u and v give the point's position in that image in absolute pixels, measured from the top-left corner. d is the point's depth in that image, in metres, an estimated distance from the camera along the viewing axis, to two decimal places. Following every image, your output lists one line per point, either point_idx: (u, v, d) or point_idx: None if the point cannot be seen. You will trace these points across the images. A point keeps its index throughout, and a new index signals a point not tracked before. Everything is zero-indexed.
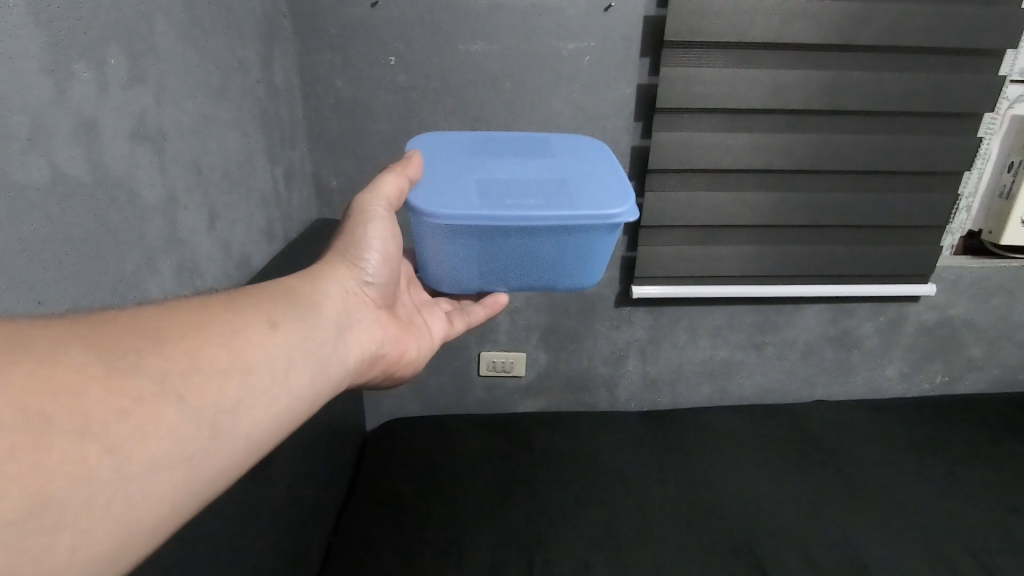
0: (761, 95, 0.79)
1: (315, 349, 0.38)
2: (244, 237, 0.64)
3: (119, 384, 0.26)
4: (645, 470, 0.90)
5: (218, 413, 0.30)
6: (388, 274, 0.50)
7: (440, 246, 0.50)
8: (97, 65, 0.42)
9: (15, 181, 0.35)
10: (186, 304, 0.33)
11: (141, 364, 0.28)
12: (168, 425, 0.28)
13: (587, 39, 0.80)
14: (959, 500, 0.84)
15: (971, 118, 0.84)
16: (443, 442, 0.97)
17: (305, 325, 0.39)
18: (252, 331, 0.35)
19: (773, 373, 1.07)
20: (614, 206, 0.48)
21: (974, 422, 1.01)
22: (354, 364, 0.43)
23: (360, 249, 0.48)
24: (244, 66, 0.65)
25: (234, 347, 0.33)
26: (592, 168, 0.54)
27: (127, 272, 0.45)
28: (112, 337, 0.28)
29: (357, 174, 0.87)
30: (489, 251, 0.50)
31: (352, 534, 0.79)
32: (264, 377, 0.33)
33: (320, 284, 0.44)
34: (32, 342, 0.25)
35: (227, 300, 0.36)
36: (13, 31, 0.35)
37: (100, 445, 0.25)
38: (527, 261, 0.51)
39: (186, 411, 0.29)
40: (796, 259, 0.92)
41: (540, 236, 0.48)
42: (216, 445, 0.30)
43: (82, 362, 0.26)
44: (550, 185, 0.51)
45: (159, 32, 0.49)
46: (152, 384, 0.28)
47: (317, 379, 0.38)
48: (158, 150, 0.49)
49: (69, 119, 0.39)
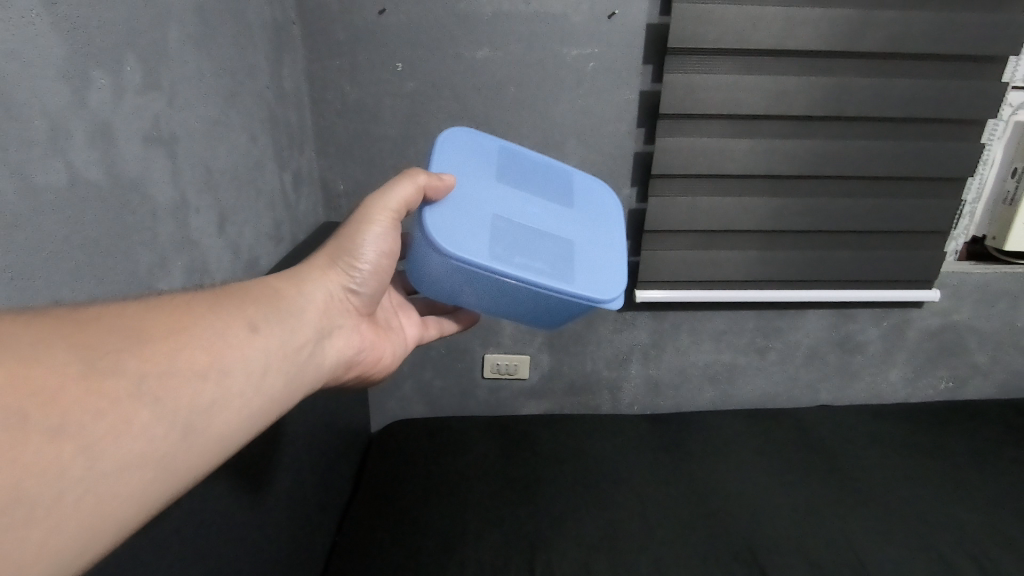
0: (764, 101, 0.80)
1: (290, 355, 0.39)
2: (252, 239, 0.65)
3: (98, 384, 0.27)
4: (648, 474, 0.90)
5: (192, 414, 0.31)
6: (375, 284, 0.51)
7: (434, 268, 0.47)
8: (114, 71, 0.43)
9: (35, 183, 0.36)
10: (173, 303, 0.34)
11: (121, 364, 0.28)
12: (143, 426, 0.28)
13: (592, 45, 0.80)
14: (962, 505, 0.84)
15: (974, 124, 0.84)
16: (446, 444, 0.98)
17: (283, 331, 0.40)
18: (232, 334, 0.35)
19: (776, 377, 1.07)
20: (607, 295, 0.48)
21: (978, 427, 1.01)
22: (326, 366, 0.46)
23: (353, 257, 0.49)
24: (254, 71, 0.65)
25: (214, 349, 0.33)
26: (599, 237, 0.52)
27: (140, 273, 0.46)
28: (95, 336, 0.28)
29: (364, 178, 0.88)
30: (484, 295, 0.48)
31: (355, 534, 0.79)
32: (238, 381, 0.34)
33: (302, 289, 0.45)
34: (15, 340, 0.25)
35: (212, 301, 0.36)
36: (34, 38, 0.35)
37: (75, 445, 0.25)
38: (507, 305, 0.50)
39: (160, 413, 0.29)
40: (799, 263, 0.92)
41: (530, 295, 0.47)
42: (187, 446, 0.30)
43: (63, 362, 0.26)
44: (558, 243, 0.49)
45: (172, 39, 0.50)
46: (130, 385, 0.28)
47: (290, 383, 0.39)
48: (171, 154, 0.49)
49: (86, 124, 0.40)
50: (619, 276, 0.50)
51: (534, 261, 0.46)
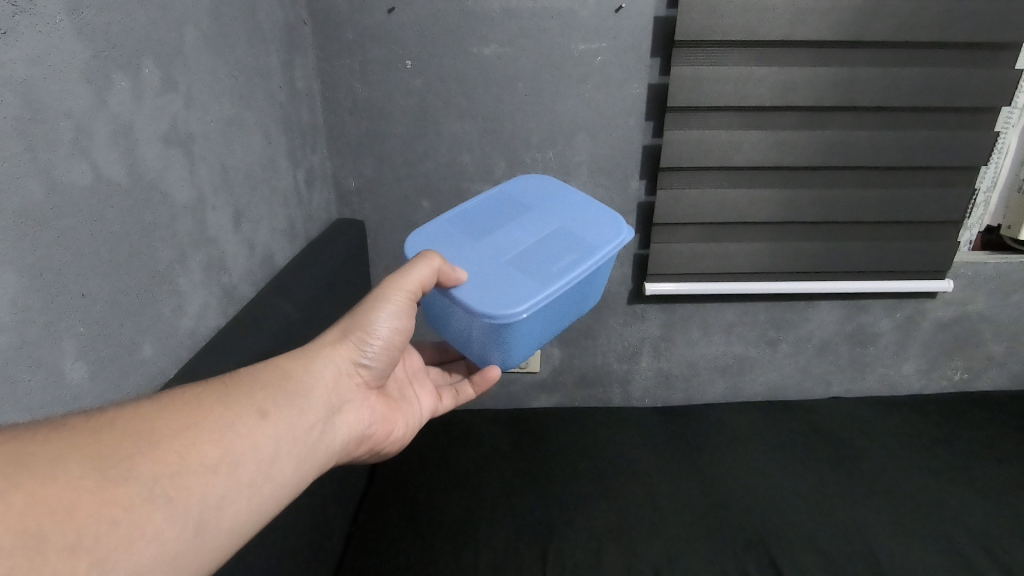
0: (773, 93, 0.80)
1: (300, 437, 0.41)
2: (267, 235, 0.66)
3: (114, 494, 0.29)
4: (660, 466, 0.91)
5: (203, 510, 0.33)
6: (388, 358, 0.51)
7: (518, 336, 0.53)
8: (134, 74, 0.44)
9: (61, 182, 0.37)
10: (182, 399, 0.36)
11: (134, 470, 0.31)
12: (156, 529, 0.30)
13: (599, 40, 0.81)
14: (977, 497, 0.83)
15: (988, 112, 0.83)
16: (459, 437, 0.99)
17: (292, 413, 0.41)
18: (240, 424, 0.37)
19: (787, 369, 1.07)
20: (622, 229, 0.57)
21: (993, 419, 1.00)
22: (338, 445, 0.46)
23: (366, 333, 0.49)
24: (267, 72, 0.67)
25: (222, 443, 0.36)
26: (562, 208, 0.60)
27: (161, 268, 0.47)
28: (110, 445, 0.31)
29: (374, 176, 0.89)
30: (561, 311, 0.56)
31: (371, 525, 0.81)
32: (247, 470, 0.36)
33: (315, 366, 0.46)
34: (33, 459, 0.28)
35: (223, 392, 0.38)
36: (57, 44, 0.37)
37: (90, 559, 0.27)
38: (575, 306, 0.58)
39: (174, 512, 0.32)
40: (810, 255, 0.92)
41: (585, 282, 0.56)
42: (199, 542, 0.33)
43: (79, 477, 0.29)
44: (557, 236, 0.57)
45: (188, 41, 0.51)
46: (144, 490, 0.31)
47: (300, 467, 0.41)
48: (188, 154, 0.51)
49: (107, 125, 0.41)
50: (610, 214, 0.59)
51: (563, 259, 0.54)
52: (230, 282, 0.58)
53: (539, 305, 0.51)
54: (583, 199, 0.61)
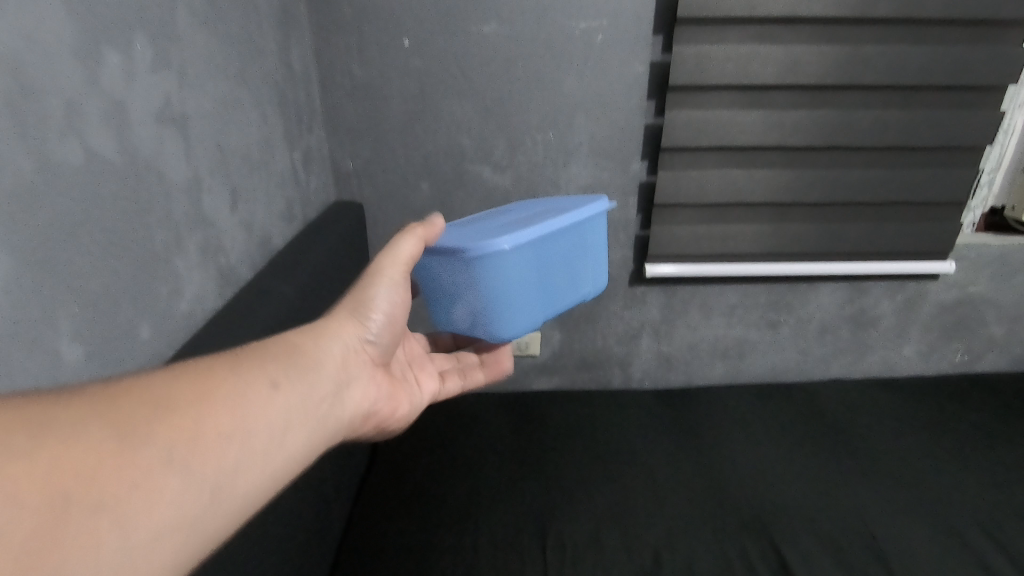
0: (777, 71, 0.78)
1: (311, 408, 0.41)
2: (265, 217, 0.66)
3: (133, 455, 0.29)
4: (658, 448, 0.91)
5: (219, 476, 0.33)
6: (390, 334, 0.53)
7: (504, 286, 0.52)
8: (126, 50, 0.43)
9: (54, 161, 0.37)
10: (198, 368, 0.36)
11: (152, 432, 0.31)
12: (174, 492, 0.30)
13: (599, 17, 0.79)
14: (973, 479, 0.84)
15: (995, 90, 0.82)
16: (459, 421, 0.99)
17: (305, 384, 0.41)
18: (257, 392, 0.37)
19: (786, 353, 1.07)
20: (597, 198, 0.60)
21: (991, 401, 1.00)
22: (346, 418, 0.46)
23: (369, 306, 0.51)
24: (262, 50, 0.66)
25: (239, 411, 0.36)
26: (544, 204, 0.65)
27: (157, 250, 0.47)
28: (128, 406, 0.31)
29: (372, 157, 0.88)
30: (547, 272, 0.56)
31: (371, 510, 0.81)
32: (262, 438, 0.36)
33: (325, 340, 0.46)
34: (54, 418, 0.28)
35: (238, 362, 0.39)
36: (46, 19, 0.36)
37: (111, 517, 0.27)
38: (565, 273, 0.57)
39: (191, 478, 0.31)
40: (812, 237, 0.91)
41: (568, 242, 0.57)
42: (214, 509, 0.32)
43: (100, 438, 0.28)
44: (538, 213, 0.60)
45: (180, 17, 0.50)
46: (161, 453, 0.30)
47: (312, 438, 0.41)
48: (182, 133, 0.50)
49: (99, 103, 0.40)
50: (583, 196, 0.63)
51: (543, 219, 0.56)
52: (227, 264, 0.58)
53: (519, 239, 0.51)
54: (560, 200, 0.66)
